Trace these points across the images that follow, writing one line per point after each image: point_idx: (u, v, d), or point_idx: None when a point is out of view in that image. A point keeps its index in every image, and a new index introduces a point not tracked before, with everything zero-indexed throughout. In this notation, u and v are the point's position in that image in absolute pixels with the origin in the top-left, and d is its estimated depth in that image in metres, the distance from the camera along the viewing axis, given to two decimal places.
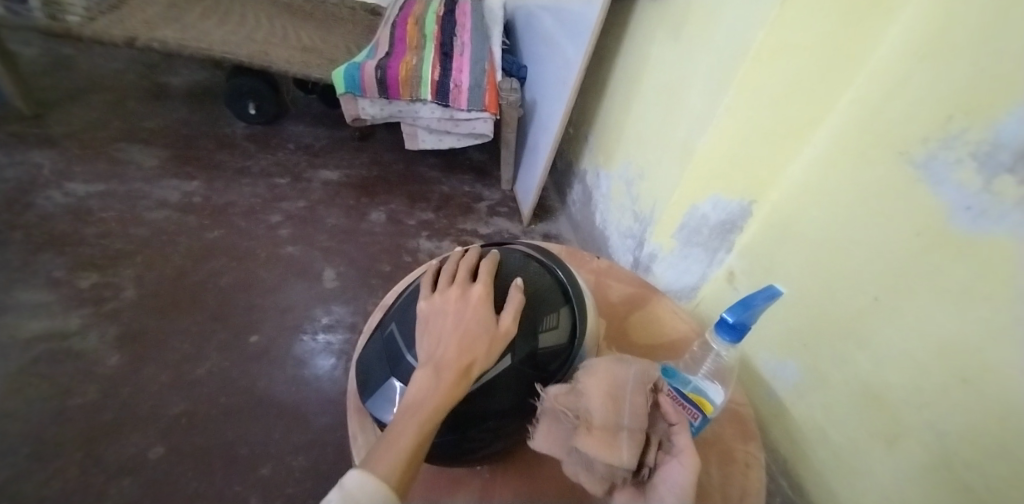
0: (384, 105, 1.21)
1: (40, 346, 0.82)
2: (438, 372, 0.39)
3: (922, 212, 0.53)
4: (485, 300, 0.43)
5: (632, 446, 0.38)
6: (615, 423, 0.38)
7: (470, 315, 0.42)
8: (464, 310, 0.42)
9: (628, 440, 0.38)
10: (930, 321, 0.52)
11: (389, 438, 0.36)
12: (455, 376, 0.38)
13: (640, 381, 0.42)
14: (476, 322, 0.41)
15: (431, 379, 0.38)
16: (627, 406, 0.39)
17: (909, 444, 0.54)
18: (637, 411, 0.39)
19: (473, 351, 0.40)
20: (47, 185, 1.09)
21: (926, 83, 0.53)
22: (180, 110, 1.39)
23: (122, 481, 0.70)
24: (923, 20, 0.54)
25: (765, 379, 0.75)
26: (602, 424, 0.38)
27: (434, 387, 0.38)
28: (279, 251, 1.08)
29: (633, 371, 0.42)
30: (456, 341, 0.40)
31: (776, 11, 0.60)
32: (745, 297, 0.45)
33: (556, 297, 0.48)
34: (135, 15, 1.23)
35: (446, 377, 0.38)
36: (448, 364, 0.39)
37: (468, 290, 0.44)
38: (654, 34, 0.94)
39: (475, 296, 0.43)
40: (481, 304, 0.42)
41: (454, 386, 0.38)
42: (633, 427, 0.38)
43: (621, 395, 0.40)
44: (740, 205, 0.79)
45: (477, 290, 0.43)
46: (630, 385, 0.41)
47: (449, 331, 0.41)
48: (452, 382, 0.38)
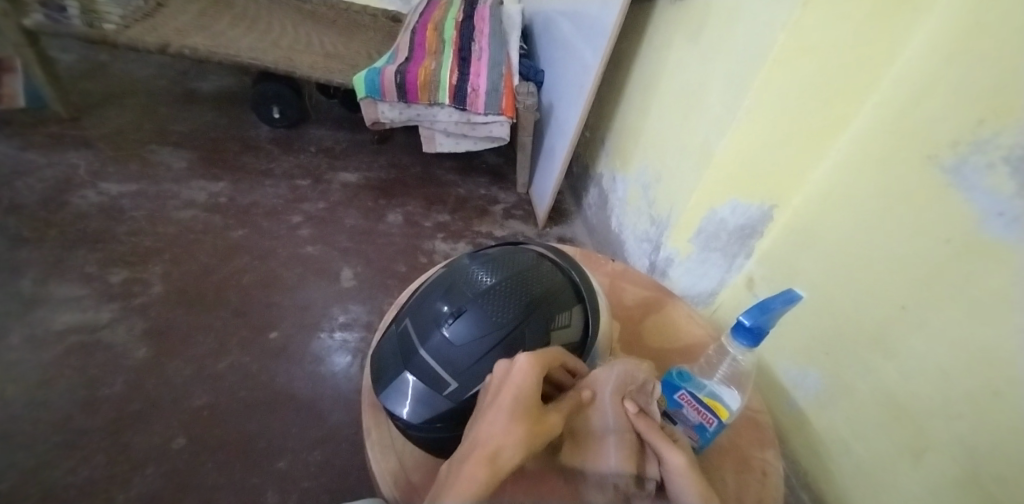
0: (403, 108, 1.23)
1: (72, 338, 0.86)
2: (460, 464, 0.33)
3: (952, 218, 0.52)
4: (528, 381, 0.37)
5: (619, 453, 0.38)
6: (594, 429, 0.40)
7: (508, 391, 0.37)
8: (506, 386, 0.37)
9: (612, 446, 0.39)
10: (958, 329, 0.51)
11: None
12: (481, 468, 0.32)
13: (619, 383, 0.43)
14: (516, 399, 0.36)
15: (453, 473, 0.33)
16: (607, 410, 0.41)
17: (937, 457, 0.53)
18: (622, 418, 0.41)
19: (503, 433, 0.34)
20: (82, 184, 1.13)
21: (956, 86, 0.52)
22: (208, 114, 1.43)
23: (146, 469, 0.72)
24: (953, 20, 0.53)
25: (785, 388, 0.74)
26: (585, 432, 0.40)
27: (453, 481, 0.32)
28: (299, 251, 1.11)
29: (613, 372, 0.43)
30: (489, 426, 0.34)
31: (798, 13, 0.60)
32: (762, 300, 0.45)
33: (569, 296, 0.49)
34: (167, 23, 1.28)
35: (467, 467, 0.32)
36: (474, 450, 0.33)
37: (514, 367, 0.39)
38: (672, 37, 0.94)
39: (518, 373, 0.38)
40: (524, 380, 0.37)
41: (472, 479, 0.31)
42: (615, 431, 0.40)
43: (600, 398, 0.42)
44: (759, 210, 0.79)
45: (522, 364, 0.38)
46: (610, 387, 0.42)
47: (486, 412, 0.36)
48: (478, 475, 0.31)
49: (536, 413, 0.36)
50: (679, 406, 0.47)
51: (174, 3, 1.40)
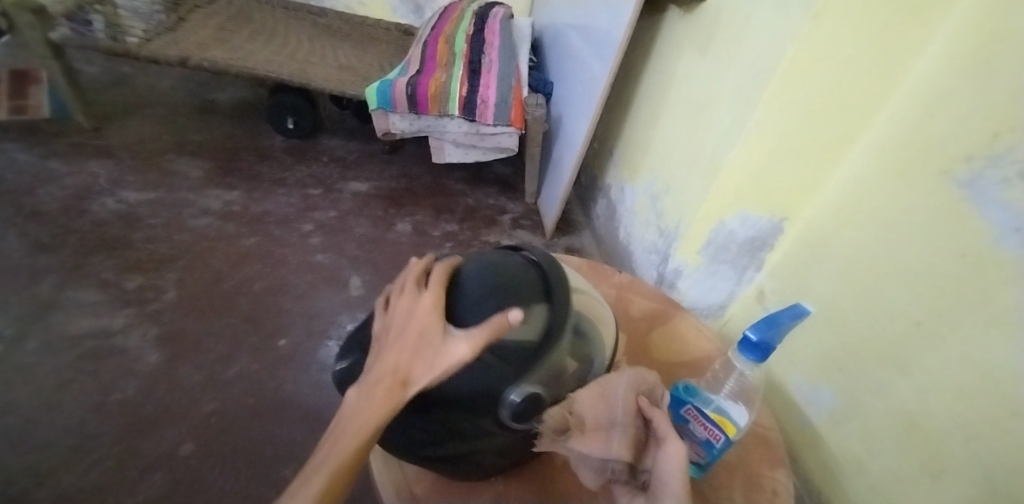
0: (413, 119, 1.25)
1: (86, 343, 0.87)
2: (364, 394, 0.35)
3: (969, 233, 0.51)
4: (429, 314, 0.38)
5: (623, 442, 0.38)
6: (604, 420, 0.39)
7: (413, 323, 0.38)
8: (411, 314, 0.39)
9: (619, 435, 0.38)
10: (975, 347, 0.50)
11: (302, 480, 0.33)
12: (381, 397, 0.35)
13: (635, 381, 0.42)
14: (421, 329, 0.37)
15: (359, 403, 0.35)
16: (617, 402, 0.40)
17: (953, 481, 0.51)
18: (628, 407, 0.40)
19: (410, 364, 0.36)
20: (102, 192, 1.16)
21: (970, 99, 0.51)
22: (225, 124, 1.46)
23: (154, 475, 0.73)
24: (967, 33, 0.53)
25: (797, 404, 0.73)
26: (595, 424, 0.38)
27: (359, 407, 0.35)
28: (310, 259, 1.12)
29: (626, 373, 0.42)
30: (392, 360, 0.36)
31: (807, 26, 0.60)
32: (769, 315, 0.44)
33: (534, 289, 0.42)
34: (187, 36, 1.32)
35: (373, 400, 0.35)
36: (380, 379, 0.36)
37: (418, 299, 0.40)
38: (682, 49, 0.95)
39: (422, 306, 0.39)
40: (427, 311, 0.38)
41: (379, 407, 0.34)
42: (624, 423, 0.39)
43: (614, 391, 0.40)
44: (770, 222, 0.78)
45: (424, 299, 0.39)
46: (624, 386, 0.41)
47: (392, 341, 0.38)
48: (378, 403, 0.34)
49: (435, 345, 0.36)
50: (686, 421, 0.46)
51: (195, 17, 1.44)
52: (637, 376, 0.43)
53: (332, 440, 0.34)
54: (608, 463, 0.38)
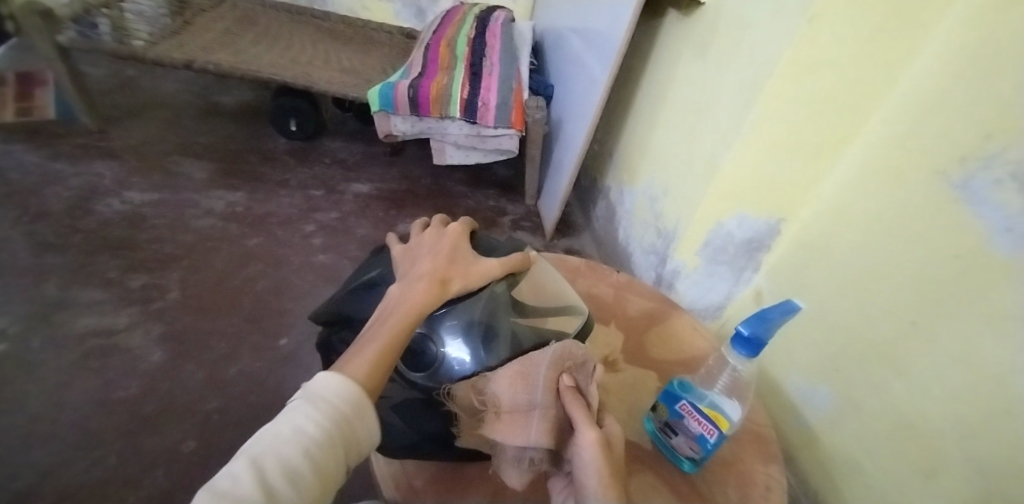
0: (415, 122, 1.26)
1: (91, 341, 0.88)
2: (410, 286, 0.43)
3: (963, 233, 0.52)
4: (460, 241, 0.49)
5: (541, 425, 0.39)
6: (520, 403, 0.40)
7: (448, 244, 0.48)
8: (441, 241, 0.49)
9: (535, 421, 0.39)
10: (970, 346, 0.50)
11: (360, 346, 0.37)
12: (428, 286, 0.43)
13: (556, 357, 0.42)
14: (452, 250, 0.48)
15: (405, 291, 0.42)
16: (537, 385, 0.40)
17: (949, 480, 0.51)
18: (547, 389, 0.40)
19: (448, 270, 0.45)
20: (108, 193, 1.18)
21: (962, 102, 0.52)
22: (229, 126, 1.48)
23: (156, 472, 0.73)
24: (960, 36, 0.54)
25: (795, 403, 0.73)
26: (510, 406, 0.40)
27: (407, 293, 0.42)
28: (312, 259, 1.13)
29: (551, 349, 0.42)
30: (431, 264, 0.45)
31: (803, 29, 0.61)
32: (761, 311, 0.45)
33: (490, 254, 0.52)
34: (192, 39, 1.34)
35: (419, 287, 0.42)
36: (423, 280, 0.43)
37: (445, 230, 0.50)
38: (680, 52, 0.96)
39: (450, 233, 0.50)
40: (457, 238, 0.49)
41: (427, 292, 0.42)
42: (542, 407, 0.40)
43: (533, 373, 0.41)
44: (767, 224, 0.79)
45: (453, 228, 0.50)
46: (544, 364, 0.41)
47: (426, 256, 0.47)
48: (426, 289, 0.42)
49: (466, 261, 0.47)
50: (681, 417, 0.47)
51: (200, 21, 1.46)
52: (564, 354, 0.42)
53: (381, 318, 0.39)
54: (526, 452, 0.40)
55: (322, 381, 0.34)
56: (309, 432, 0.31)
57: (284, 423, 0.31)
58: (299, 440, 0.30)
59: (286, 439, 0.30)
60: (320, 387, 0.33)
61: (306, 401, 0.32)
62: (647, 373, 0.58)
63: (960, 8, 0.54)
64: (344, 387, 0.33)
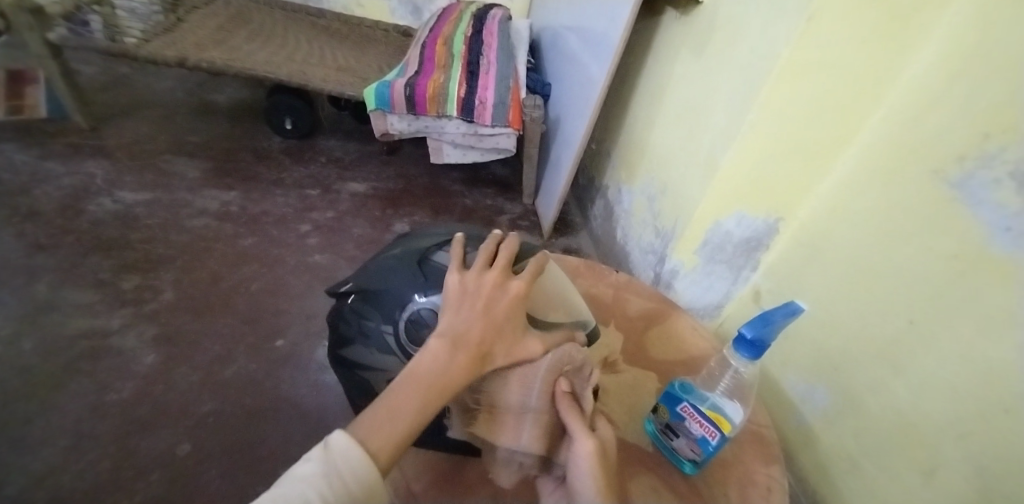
0: (411, 120, 1.25)
1: (83, 343, 0.87)
2: (451, 352, 0.36)
3: (961, 232, 0.51)
4: (519, 302, 0.41)
5: (532, 429, 0.41)
6: (515, 405, 0.41)
7: (504, 305, 0.40)
8: (501, 296, 0.41)
9: (528, 424, 0.41)
10: (968, 346, 0.50)
11: (381, 419, 0.33)
12: (468, 361, 0.37)
13: (555, 361, 0.41)
14: (508, 315, 0.40)
15: (444, 358, 0.36)
16: (533, 389, 0.41)
17: (947, 477, 0.51)
18: (542, 394, 0.41)
19: (495, 340, 0.39)
20: (99, 192, 1.16)
21: (960, 101, 0.52)
22: (223, 125, 1.46)
23: (150, 475, 0.72)
24: (959, 35, 0.54)
25: (793, 402, 0.73)
26: (505, 406, 0.42)
27: (443, 366, 0.36)
28: (308, 259, 1.12)
29: (550, 352, 0.41)
30: (479, 327, 0.38)
31: (802, 27, 0.60)
32: (763, 313, 0.44)
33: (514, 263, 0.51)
34: (185, 37, 1.32)
35: (459, 360, 0.36)
36: (465, 348, 0.37)
37: (511, 282, 0.41)
38: (678, 51, 0.95)
39: (514, 290, 0.41)
40: (518, 301, 0.41)
41: (466, 371, 0.36)
42: (536, 411, 0.41)
43: (530, 376, 0.41)
44: (766, 223, 0.78)
45: (517, 285, 0.41)
46: (542, 368, 0.41)
47: (477, 311, 0.39)
48: (464, 365, 0.37)
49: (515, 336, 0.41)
50: (682, 418, 0.46)
51: (193, 18, 1.44)
52: (563, 358, 0.41)
53: (411, 385, 0.35)
54: (518, 454, 0.42)
55: (342, 448, 0.32)
56: None
57: (294, 494, 0.29)
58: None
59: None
60: (338, 456, 0.31)
61: (320, 473, 0.31)
62: (647, 374, 0.58)
63: (959, 7, 0.54)
64: (362, 466, 0.31)
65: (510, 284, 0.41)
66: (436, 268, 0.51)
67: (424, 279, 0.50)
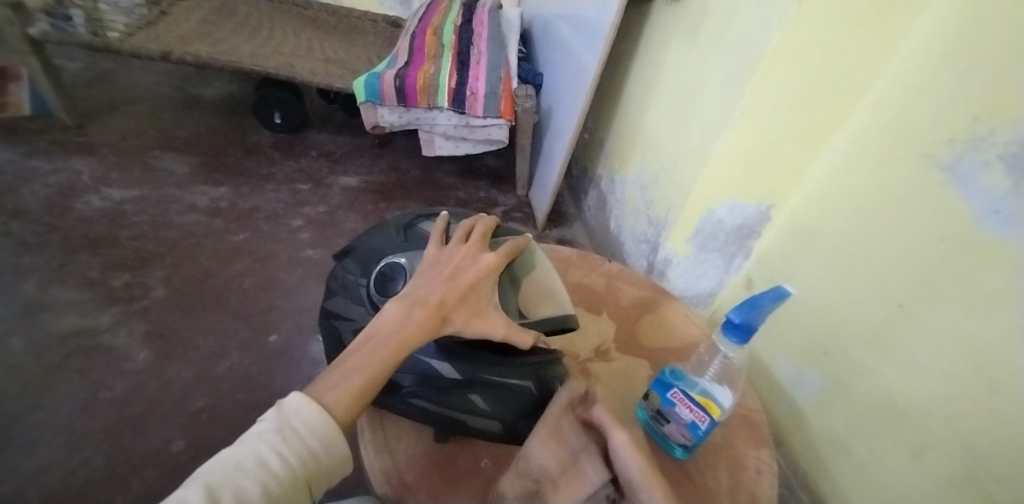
0: (402, 113, 1.24)
1: (74, 341, 0.86)
2: (412, 312, 0.39)
3: (950, 215, 0.52)
4: (486, 271, 0.44)
5: (586, 464, 0.40)
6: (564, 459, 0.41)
7: (472, 273, 0.43)
8: (468, 267, 0.44)
9: (581, 465, 0.40)
10: (957, 329, 0.51)
11: (342, 372, 0.36)
12: (426, 318, 0.39)
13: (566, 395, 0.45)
14: (471, 283, 0.43)
15: (404, 316, 0.39)
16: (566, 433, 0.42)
17: (937, 458, 0.52)
18: (573, 428, 0.42)
19: (456, 305, 0.41)
20: (86, 190, 1.15)
21: (951, 84, 0.52)
22: (211, 120, 1.45)
23: (145, 472, 0.72)
24: (950, 17, 0.53)
25: (784, 388, 0.74)
26: (557, 468, 0.40)
27: (401, 322, 0.39)
28: (300, 254, 1.12)
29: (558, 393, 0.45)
30: (444, 290, 0.41)
31: (793, 12, 0.59)
32: (751, 298, 0.44)
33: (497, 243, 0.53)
34: (170, 30, 1.30)
35: (418, 318, 0.39)
36: (426, 307, 0.40)
37: (481, 256, 0.45)
38: (670, 37, 0.95)
39: (484, 262, 0.45)
40: (486, 271, 0.44)
41: (423, 328, 0.39)
42: (580, 448, 0.41)
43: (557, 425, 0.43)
44: (757, 210, 0.78)
45: (487, 257, 0.45)
46: (557, 411, 0.43)
47: (440, 277, 0.43)
48: (422, 321, 0.39)
49: (481, 303, 0.43)
50: (673, 404, 0.46)
51: (178, 10, 1.42)
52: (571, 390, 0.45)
53: (370, 342, 0.38)
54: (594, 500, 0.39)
55: (296, 405, 0.34)
56: (271, 465, 0.31)
57: (249, 452, 0.31)
58: (261, 471, 0.30)
59: (247, 469, 0.30)
60: (291, 414, 0.33)
61: (274, 429, 0.33)
62: (639, 362, 0.58)
63: None
64: (314, 420, 0.33)
65: (480, 258, 0.45)
66: (419, 233, 0.53)
67: (406, 240, 0.52)
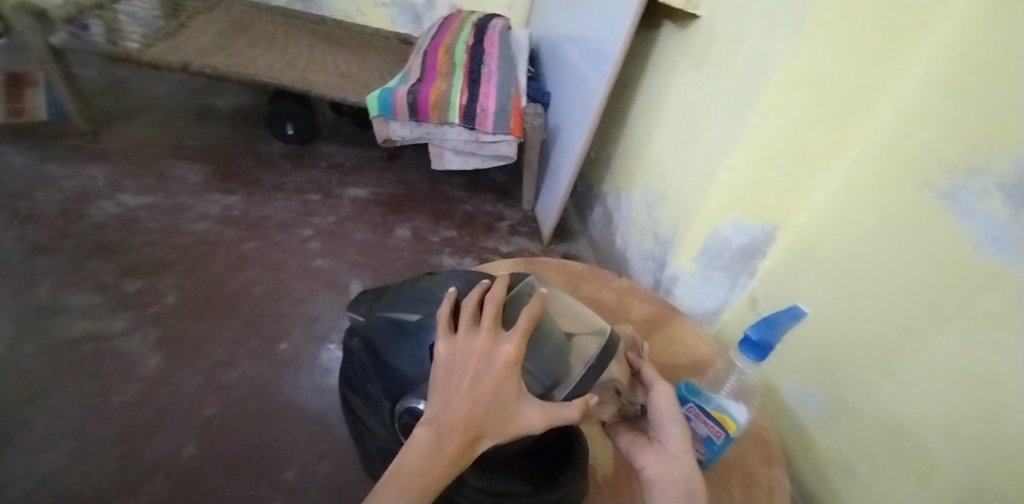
0: (413, 127, 1.27)
1: (86, 345, 0.87)
2: (439, 443, 0.35)
3: (951, 241, 0.53)
4: (504, 376, 0.37)
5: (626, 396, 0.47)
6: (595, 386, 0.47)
7: (492, 383, 0.37)
8: (489, 366, 0.37)
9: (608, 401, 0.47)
10: (957, 350, 0.52)
11: None
12: (456, 451, 0.35)
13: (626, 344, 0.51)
14: (497, 390, 0.37)
15: (429, 448, 0.35)
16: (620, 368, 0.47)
17: (944, 478, 0.53)
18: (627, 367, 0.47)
19: (482, 421, 0.36)
20: (101, 196, 1.16)
21: (951, 114, 0.54)
22: (223, 130, 1.47)
23: (156, 478, 0.72)
24: (948, 50, 0.56)
25: (790, 407, 0.75)
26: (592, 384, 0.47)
27: (428, 462, 0.34)
28: (310, 263, 1.13)
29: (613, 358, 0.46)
30: (467, 411, 0.36)
31: (796, 44, 0.63)
32: (768, 316, 0.47)
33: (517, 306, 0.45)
34: (188, 42, 1.33)
35: (446, 453, 0.34)
36: (452, 436, 0.35)
37: (497, 347, 0.38)
38: (677, 61, 0.98)
39: (503, 358, 0.38)
40: (508, 372, 0.37)
41: (453, 466, 0.34)
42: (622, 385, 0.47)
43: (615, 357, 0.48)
44: (762, 231, 0.81)
45: (504, 352, 0.38)
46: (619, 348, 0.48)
47: (464, 392, 0.36)
48: (452, 457, 0.34)
49: (509, 411, 0.37)
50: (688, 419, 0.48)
51: (195, 23, 1.45)
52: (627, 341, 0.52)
53: (396, 483, 0.33)
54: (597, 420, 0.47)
55: None
56: None
57: None
58: None
59: None
60: None
61: None
62: None
63: (948, 22, 0.56)
64: None
65: (494, 356, 0.38)
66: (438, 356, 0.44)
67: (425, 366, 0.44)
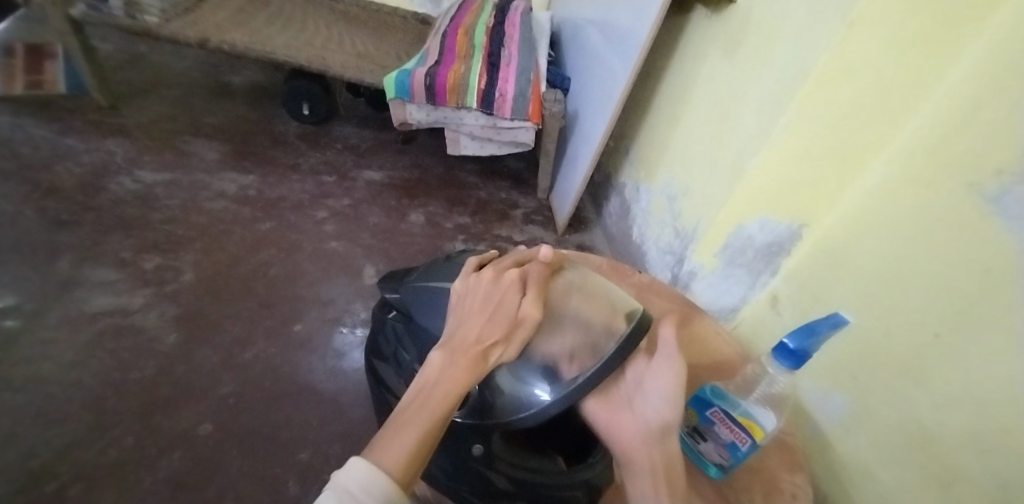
0: (430, 110, 1.25)
1: (105, 320, 0.88)
2: (452, 355, 0.39)
3: (994, 248, 0.50)
4: (505, 297, 0.44)
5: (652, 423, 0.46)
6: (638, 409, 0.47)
7: (497, 303, 0.44)
8: (495, 292, 0.45)
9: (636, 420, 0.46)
10: (993, 364, 0.49)
11: (398, 427, 0.34)
12: (470, 361, 0.39)
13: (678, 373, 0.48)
14: (500, 308, 0.43)
15: (444, 362, 0.39)
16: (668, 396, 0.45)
17: (966, 489, 0.50)
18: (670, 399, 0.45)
19: (488, 335, 0.42)
20: (120, 171, 1.17)
21: (1005, 113, 0.50)
22: (240, 108, 1.46)
23: (174, 454, 0.73)
24: (1002, 45, 0.52)
25: (808, 411, 0.74)
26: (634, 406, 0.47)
27: (444, 370, 0.38)
28: (324, 246, 1.13)
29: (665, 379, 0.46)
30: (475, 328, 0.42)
31: (843, 33, 0.62)
32: (808, 323, 0.44)
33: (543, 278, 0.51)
34: (206, 18, 1.31)
35: (461, 362, 0.39)
36: (465, 349, 0.40)
37: (500, 278, 0.46)
38: (708, 49, 0.95)
39: (504, 286, 0.45)
40: (510, 295, 0.44)
41: (469, 372, 0.38)
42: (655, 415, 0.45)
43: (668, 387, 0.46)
44: (789, 228, 0.78)
45: (506, 280, 0.45)
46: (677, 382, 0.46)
47: (474, 313, 0.43)
48: (467, 365, 0.39)
49: (514, 324, 0.43)
50: (712, 422, 0.48)
51: None
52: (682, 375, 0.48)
53: (416, 400, 0.36)
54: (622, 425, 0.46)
55: (358, 469, 0.31)
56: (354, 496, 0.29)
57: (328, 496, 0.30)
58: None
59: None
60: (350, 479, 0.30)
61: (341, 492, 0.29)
62: None
63: (1009, 13, 0.52)
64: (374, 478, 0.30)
65: (497, 284, 0.45)
66: None
67: None
